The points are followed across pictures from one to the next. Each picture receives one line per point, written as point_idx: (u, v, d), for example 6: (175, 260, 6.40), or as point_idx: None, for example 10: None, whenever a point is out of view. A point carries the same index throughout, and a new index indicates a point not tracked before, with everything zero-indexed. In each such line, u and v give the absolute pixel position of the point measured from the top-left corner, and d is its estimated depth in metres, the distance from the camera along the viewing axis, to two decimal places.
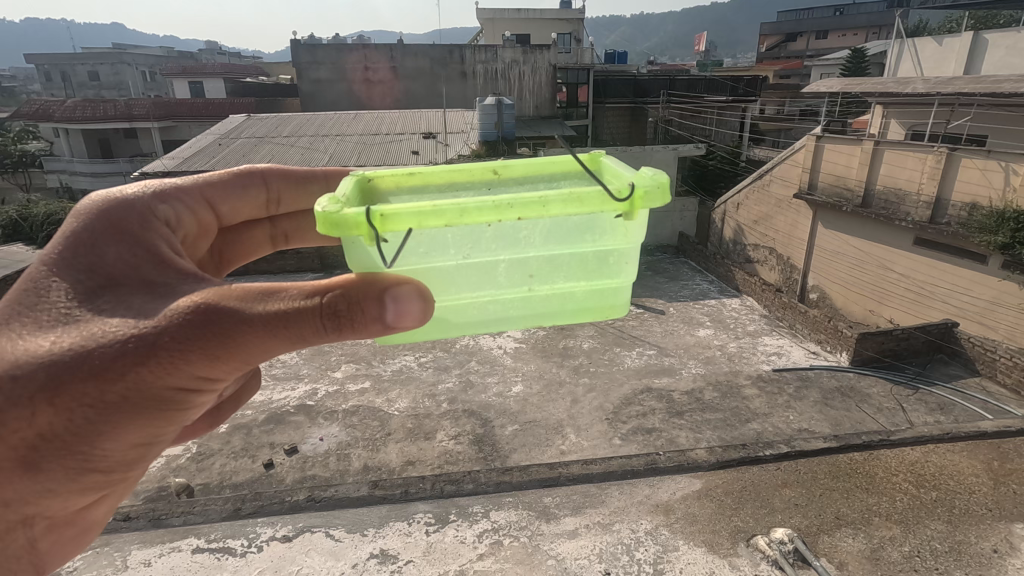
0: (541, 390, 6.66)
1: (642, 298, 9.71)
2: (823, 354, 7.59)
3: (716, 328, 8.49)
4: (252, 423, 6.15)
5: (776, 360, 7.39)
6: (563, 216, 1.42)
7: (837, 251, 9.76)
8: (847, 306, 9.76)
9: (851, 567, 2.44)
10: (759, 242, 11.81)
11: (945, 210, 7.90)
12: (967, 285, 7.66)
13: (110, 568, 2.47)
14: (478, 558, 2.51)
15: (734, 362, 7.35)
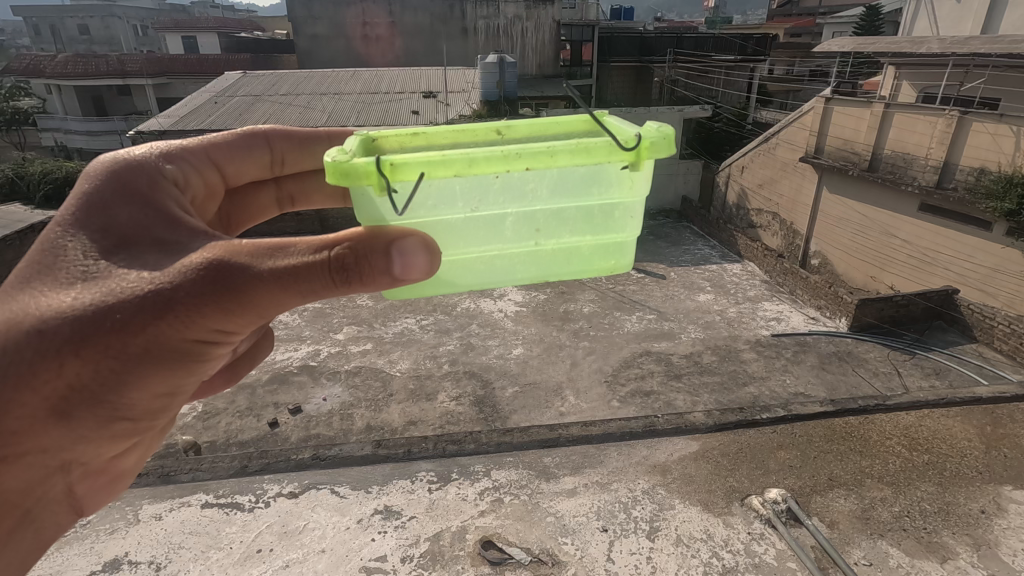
0: (541, 353, 6.73)
1: (644, 262, 9.70)
2: (822, 320, 7.64)
3: (717, 293, 8.50)
4: (256, 382, 6.24)
5: (776, 326, 7.46)
6: (569, 167, 1.45)
7: (841, 217, 9.69)
8: (848, 272, 9.74)
9: (842, 526, 2.52)
10: (762, 207, 11.66)
11: (952, 175, 7.77)
12: (970, 251, 7.62)
13: (123, 521, 2.55)
14: (479, 515, 2.59)
15: (734, 327, 7.41)
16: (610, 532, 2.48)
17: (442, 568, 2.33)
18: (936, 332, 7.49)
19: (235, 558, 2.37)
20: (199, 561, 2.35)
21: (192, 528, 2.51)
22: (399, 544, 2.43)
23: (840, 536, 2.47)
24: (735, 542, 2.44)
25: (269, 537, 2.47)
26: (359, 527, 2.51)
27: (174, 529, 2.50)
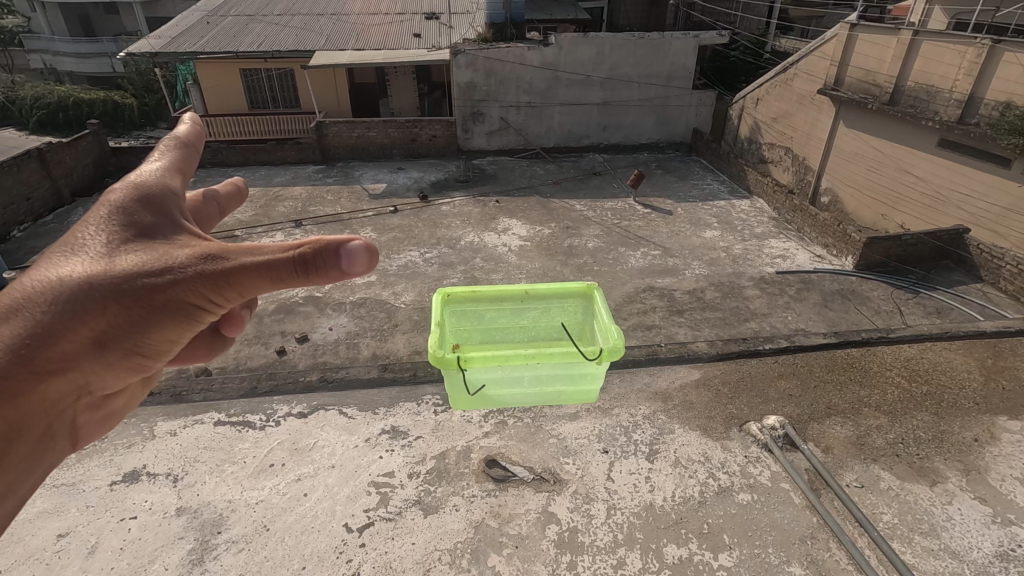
0: (543, 287, 6.69)
1: (652, 197, 9.51)
2: (828, 258, 7.51)
3: (725, 231, 8.34)
4: (264, 311, 6.33)
5: (780, 263, 7.41)
6: (548, 374, 1.82)
7: (853, 153, 8.71)
8: (859, 212, 8.81)
9: (837, 451, 2.59)
10: (775, 141, 10.46)
11: (977, 109, 6.91)
12: (983, 190, 6.86)
13: (139, 436, 2.64)
14: (483, 436, 2.66)
15: (739, 265, 7.34)
16: (611, 454, 2.56)
17: (447, 484, 2.41)
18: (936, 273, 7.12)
19: (249, 471, 2.46)
20: (214, 474, 2.44)
21: (205, 444, 2.60)
22: (406, 462, 2.51)
23: (835, 461, 2.53)
24: (732, 464, 2.51)
25: (280, 453, 2.55)
26: (367, 446, 2.60)
27: (189, 444, 2.59)
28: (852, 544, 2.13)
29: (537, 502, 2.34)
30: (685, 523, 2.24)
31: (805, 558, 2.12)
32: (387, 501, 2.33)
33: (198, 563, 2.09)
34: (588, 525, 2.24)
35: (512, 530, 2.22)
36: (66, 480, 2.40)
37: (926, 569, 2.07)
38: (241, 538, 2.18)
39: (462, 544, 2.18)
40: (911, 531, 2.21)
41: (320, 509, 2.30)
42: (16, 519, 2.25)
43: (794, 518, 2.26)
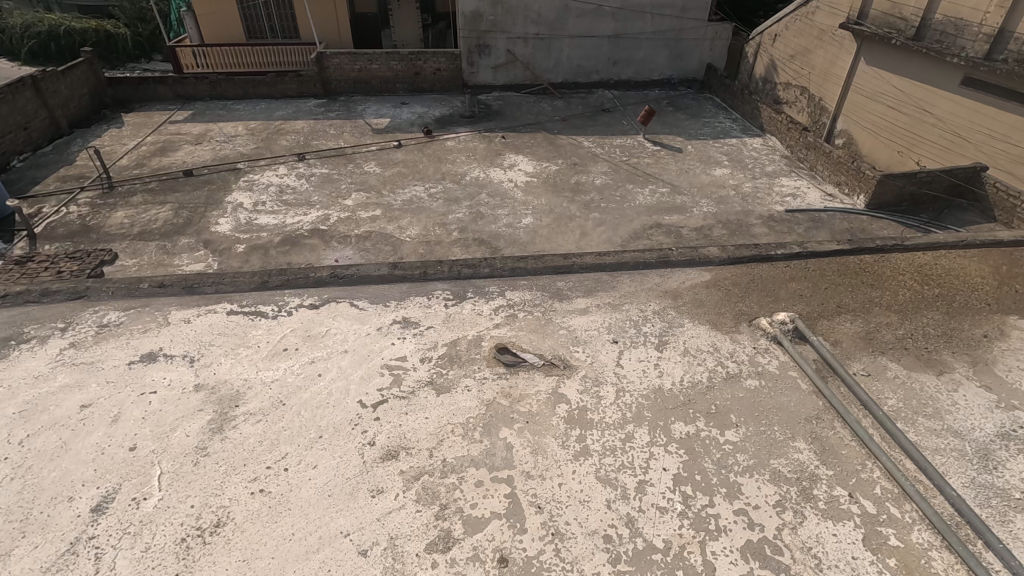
0: (553, 223, 4.66)
1: (701, 110, 7.29)
2: (839, 196, 5.21)
3: (734, 168, 5.66)
4: (267, 242, 4.36)
5: (791, 202, 5.04)
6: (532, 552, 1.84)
7: (883, 90, 6.22)
8: (876, 158, 6.49)
9: (845, 344, 2.64)
10: (793, 79, 7.59)
11: (1007, 43, 4.94)
12: (1004, 130, 4.99)
13: (154, 322, 2.70)
14: (494, 327, 2.70)
15: (748, 202, 5.04)
16: (620, 344, 2.61)
17: (460, 367, 2.47)
18: (951, 219, 4.81)
19: (264, 354, 2.52)
20: (230, 356, 2.51)
21: (219, 330, 2.65)
22: (418, 348, 2.56)
23: (843, 353, 2.58)
24: (741, 354, 2.58)
25: (294, 339, 2.61)
26: (379, 333, 2.64)
27: (203, 330, 2.64)
28: (856, 423, 2.21)
29: (548, 384, 2.40)
30: (693, 405, 2.32)
31: (810, 435, 2.20)
32: (400, 381, 2.39)
33: (218, 431, 2.17)
34: (598, 405, 2.30)
35: (523, 407, 2.29)
36: (87, 359, 2.47)
37: (927, 445, 2.16)
38: (259, 411, 2.25)
39: (474, 419, 2.24)
40: (915, 414, 2.28)
41: (335, 387, 2.36)
42: (40, 391, 2.32)
43: (800, 402, 2.34)
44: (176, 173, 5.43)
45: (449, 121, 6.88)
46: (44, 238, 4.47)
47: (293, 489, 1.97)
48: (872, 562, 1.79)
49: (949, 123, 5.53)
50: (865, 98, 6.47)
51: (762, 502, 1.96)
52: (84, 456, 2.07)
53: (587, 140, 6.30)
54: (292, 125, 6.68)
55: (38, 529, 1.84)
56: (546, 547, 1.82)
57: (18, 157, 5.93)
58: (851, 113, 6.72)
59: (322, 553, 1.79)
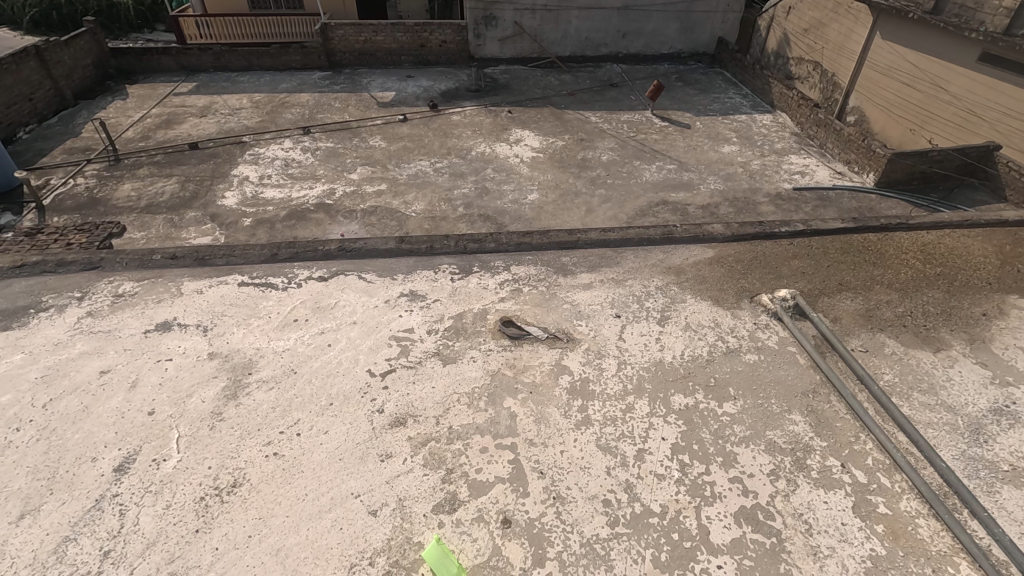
0: (558, 199, 4.67)
1: (711, 86, 7.19)
2: (848, 174, 5.19)
3: (744, 145, 5.61)
4: (272, 216, 4.39)
5: (798, 181, 5.02)
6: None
7: (897, 67, 6.01)
8: (889, 137, 6.30)
9: (844, 321, 2.69)
10: (806, 55, 7.44)
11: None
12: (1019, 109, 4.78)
13: (168, 293, 2.77)
14: (499, 300, 2.75)
15: (754, 179, 5.02)
16: (623, 318, 2.67)
17: (465, 339, 2.53)
18: (960, 198, 4.71)
19: (275, 324, 2.59)
20: (242, 326, 2.58)
21: (231, 301, 2.72)
22: (425, 321, 2.63)
23: (842, 329, 2.63)
24: (742, 329, 2.64)
25: (304, 310, 2.67)
26: (387, 306, 2.70)
27: (215, 301, 2.72)
28: (852, 397, 2.27)
29: (552, 356, 2.46)
30: (693, 377, 2.38)
31: (807, 408, 2.27)
32: (408, 352, 2.46)
33: (232, 397, 2.25)
34: (600, 376, 2.37)
35: (527, 378, 2.36)
36: (104, 328, 2.55)
37: (921, 419, 2.22)
38: (271, 379, 2.33)
39: (479, 389, 2.31)
40: (911, 389, 2.34)
41: (344, 357, 2.43)
42: (60, 357, 2.41)
43: (798, 376, 2.41)
44: (181, 146, 5.45)
45: (454, 96, 6.82)
46: (52, 210, 4.51)
47: (305, 453, 2.06)
48: (861, 527, 1.87)
49: (965, 101, 5.31)
50: (879, 75, 6.26)
51: (757, 471, 2.03)
52: (105, 420, 2.15)
53: (594, 116, 6.25)
54: (297, 99, 6.65)
55: (65, 487, 1.93)
56: (547, 510, 1.90)
57: (24, 128, 5.91)
58: (864, 90, 6.53)
59: (334, 513, 1.88)
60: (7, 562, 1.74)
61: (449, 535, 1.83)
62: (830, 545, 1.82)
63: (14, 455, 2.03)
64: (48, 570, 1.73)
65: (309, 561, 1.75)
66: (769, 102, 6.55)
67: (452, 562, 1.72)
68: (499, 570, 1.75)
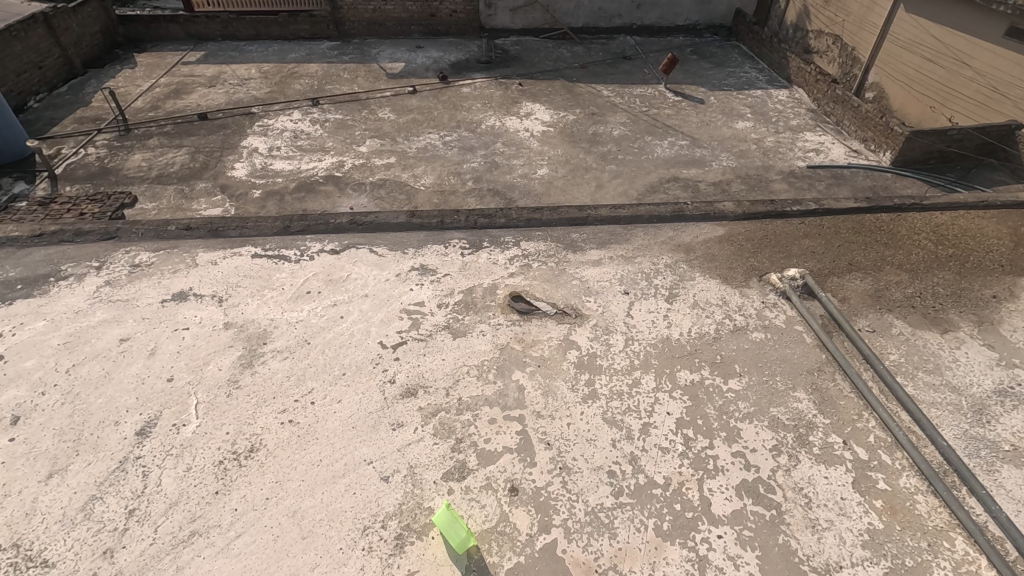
0: (568, 175, 4.65)
1: (726, 59, 7.04)
2: (863, 152, 5.10)
3: (759, 122, 5.53)
4: (281, 188, 4.41)
5: (812, 158, 4.96)
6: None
7: (916, 35, 5.08)
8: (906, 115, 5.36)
9: (853, 301, 2.70)
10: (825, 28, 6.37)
11: None
12: None
13: (184, 264, 2.82)
14: (509, 276, 2.78)
15: (767, 156, 4.96)
16: (631, 295, 2.69)
17: (475, 313, 2.57)
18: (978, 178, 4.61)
19: (288, 296, 2.64)
20: (256, 297, 2.63)
21: (244, 272, 2.77)
22: (435, 295, 2.66)
23: (850, 309, 2.65)
24: (749, 308, 2.66)
25: (316, 283, 2.71)
26: (398, 279, 2.74)
27: (230, 272, 2.77)
28: (857, 376, 2.29)
29: (560, 331, 2.50)
30: (699, 354, 2.41)
31: (811, 385, 2.30)
32: (418, 325, 2.50)
33: (248, 366, 2.31)
34: (607, 351, 2.41)
35: (536, 352, 2.40)
36: (122, 297, 2.61)
37: (924, 399, 2.24)
38: (285, 349, 2.39)
39: (489, 361, 2.36)
40: (916, 369, 2.36)
41: (356, 329, 2.48)
42: (81, 324, 2.47)
43: (803, 354, 2.43)
44: (191, 116, 5.44)
45: (464, 67, 6.73)
46: (64, 180, 4.54)
47: (319, 421, 2.12)
48: (860, 502, 1.91)
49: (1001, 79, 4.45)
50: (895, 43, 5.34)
51: (760, 446, 2.07)
52: (126, 385, 2.23)
53: (605, 90, 6.16)
54: (305, 69, 6.59)
55: (90, 449, 2.01)
56: (553, 479, 1.96)
57: (34, 97, 5.89)
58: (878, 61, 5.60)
59: (348, 478, 1.94)
60: (38, 518, 1.83)
61: (458, 502, 1.89)
62: (829, 518, 1.87)
63: (41, 417, 2.11)
64: (77, 526, 1.81)
65: (324, 523, 1.83)
66: (785, 78, 6.41)
67: (462, 529, 1.74)
68: (506, 535, 1.82)
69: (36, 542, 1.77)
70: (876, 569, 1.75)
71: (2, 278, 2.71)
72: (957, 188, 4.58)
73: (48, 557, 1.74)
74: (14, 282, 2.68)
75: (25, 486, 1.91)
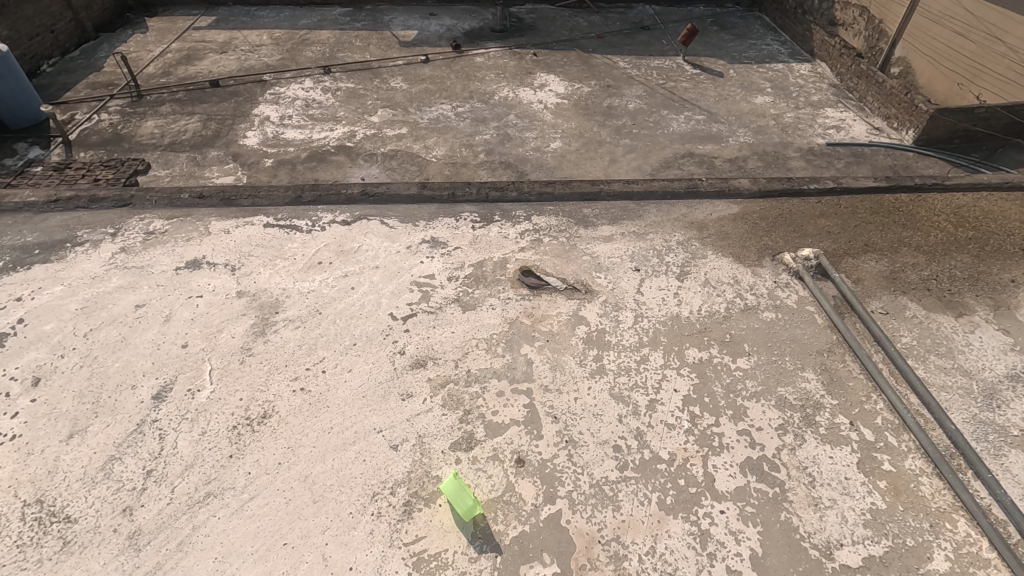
0: (581, 148, 4.59)
1: (748, 30, 6.82)
2: (886, 129, 4.97)
3: (778, 96, 5.39)
4: (293, 157, 4.39)
5: (832, 135, 4.84)
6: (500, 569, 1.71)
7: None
8: (932, 87, 4.92)
9: (867, 283, 2.67)
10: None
11: None
12: None
13: (197, 232, 2.84)
14: (519, 250, 2.78)
15: (785, 132, 4.85)
16: (642, 272, 2.68)
17: (485, 287, 2.58)
18: (1002, 159, 4.56)
19: (300, 266, 2.66)
20: (268, 266, 2.65)
21: (257, 241, 2.79)
22: (446, 267, 2.67)
23: (863, 291, 2.62)
24: (761, 287, 2.64)
25: (328, 253, 2.73)
26: (408, 252, 2.75)
27: (243, 241, 2.79)
28: (867, 358, 2.28)
29: (569, 307, 2.50)
30: (709, 332, 2.41)
31: (820, 366, 2.29)
32: (428, 298, 2.52)
33: (261, 334, 2.34)
34: (616, 328, 2.41)
35: (545, 327, 2.41)
36: (137, 264, 2.65)
37: (934, 382, 2.23)
38: (297, 318, 2.41)
39: (498, 335, 2.37)
40: (927, 352, 2.34)
41: (367, 300, 2.50)
42: (98, 290, 2.52)
43: (814, 334, 2.42)
44: (203, 83, 5.40)
45: (478, 36, 6.60)
46: (78, 146, 4.54)
47: (330, 389, 2.16)
48: (863, 482, 1.93)
49: None
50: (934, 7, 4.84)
51: (766, 425, 2.08)
52: (142, 350, 2.27)
53: (622, 61, 6.02)
54: (317, 36, 6.49)
55: (108, 411, 2.07)
56: (559, 452, 1.99)
57: (47, 61, 5.85)
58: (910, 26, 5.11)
59: (358, 446, 1.98)
60: (60, 475, 1.89)
61: (465, 471, 1.93)
62: (832, 497, 1.88)
63: (60, 379, 2.17)
64: (97, 484, 1.88)
65: (335, 488, 1.87)
66: (808, 51, 6.20)
67: (468, 497, 1.78)
68: (512, 505, 1.86)
69: (59, 498, 1.84)
70: (876, 548, 1.77)
71: (20, 243, 2.75)
72: (981, 169, 4.47)
73: (70, 513, 1.80)
74: (32, 247, 2.72)
75: (47, 445, 1.97)
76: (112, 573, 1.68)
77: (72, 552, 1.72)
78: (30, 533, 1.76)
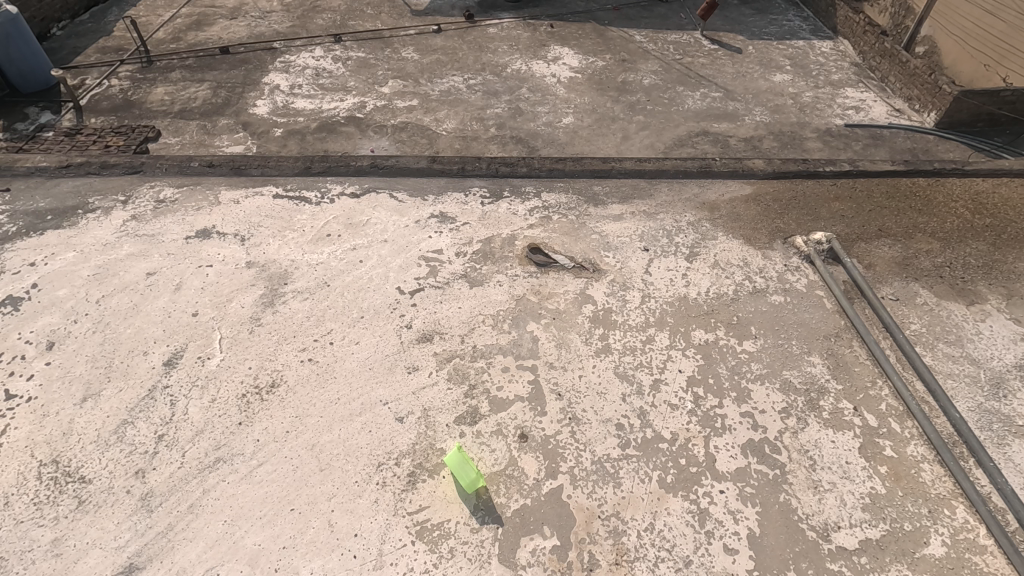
0: (593, 124, 4.51)
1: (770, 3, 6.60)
2: (907, 111, 4.83)
3: (798, 74, 5.26)
4: (303, 127, 4.36)
5: (851, 115, 4.73)
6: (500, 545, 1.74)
7: None
8: (959, 69, 4.68)
9: (879, 269, 2.64)
10: None
11: None
12: None
13: (207, 201, 2.85)
14: (527, 226, 2.77)
15: (803, 111, 4.74)
16: (651, 252, 2.67)
17: (492, 264, 2.57)
18: None
19: (308, 238, 2.67)
20: (277, 238, 2.66)
21: (268, 211, 2.80)
22: (454, 243, 2.67)
23: (874, 276, 2.60)
24: (771, 270, 2.62)
25: (336, 226, 2.74)
26: (417, 226, 2.74)
27: (253, 211, 2.80)
28: (875, 345, 2.27)
29: (577, 285, 2.50)
30: (716, 314, 2.40)
31: (827, 351, 2.29)
32: (436, 273, 2.52)
33: (269, 305, 2.37)
34: (623, 307, 2.41)
35: (551, 304, 2.41)
36: (149, 232, 2.67)
37: (941, 369, 2.22)
38: (306, 290, 2.43)
39: (504, 312, 2.38)
40: (936, 340, 2.32)
41: (375, 274, 2.51)
42: (110, 257, 2.54)
43: (821, 319, 2.41)
44: (212, 50, 5.33)
45: (491, 5, 6.44)
46: (90, 111, 4.52)
47: (338, 360, 2.19)
48: (864, 467, 1.94)
49: None
50: None
51: (769, 408, 2.09)
52: (154, 317, 2.31)
53: (638, 35, 5.87)
54: (327, 2, 6.36)
55: (120, 376, 2.11)
56: (562, 429, 2.01)
57: (57, 24, 5.78)
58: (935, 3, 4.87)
59: (364, 417, 2.02)
60: (75, 437, 1.94)
61: (470, 444, 1.96)
62: (831, 481, 1.90)
63: (74, 343, 2.21)
64: (111, 446, 1.92)
65: (341, 457, 1.91)
66: (830, 27, 6.00)
67: (471, 470, 1.82)
68: (514, 478, 1.89)
69: (74, 459, 1.89)
70: (873, 531, 1.79)
71: (32, 209, 2.77)
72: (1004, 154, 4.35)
73: (85, 474, 1.86)
74: (45, 213, 2.74)
75: (62, 407, 2.01)
76: (126, 532, 1.74)
77: (87, 511, 1.77)
78: (46, 492, 1.81)
